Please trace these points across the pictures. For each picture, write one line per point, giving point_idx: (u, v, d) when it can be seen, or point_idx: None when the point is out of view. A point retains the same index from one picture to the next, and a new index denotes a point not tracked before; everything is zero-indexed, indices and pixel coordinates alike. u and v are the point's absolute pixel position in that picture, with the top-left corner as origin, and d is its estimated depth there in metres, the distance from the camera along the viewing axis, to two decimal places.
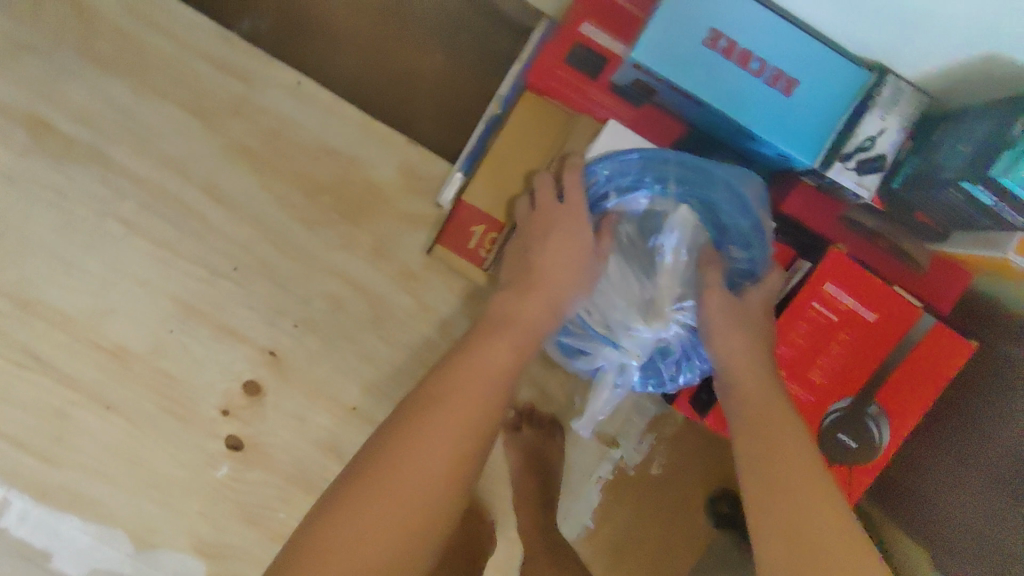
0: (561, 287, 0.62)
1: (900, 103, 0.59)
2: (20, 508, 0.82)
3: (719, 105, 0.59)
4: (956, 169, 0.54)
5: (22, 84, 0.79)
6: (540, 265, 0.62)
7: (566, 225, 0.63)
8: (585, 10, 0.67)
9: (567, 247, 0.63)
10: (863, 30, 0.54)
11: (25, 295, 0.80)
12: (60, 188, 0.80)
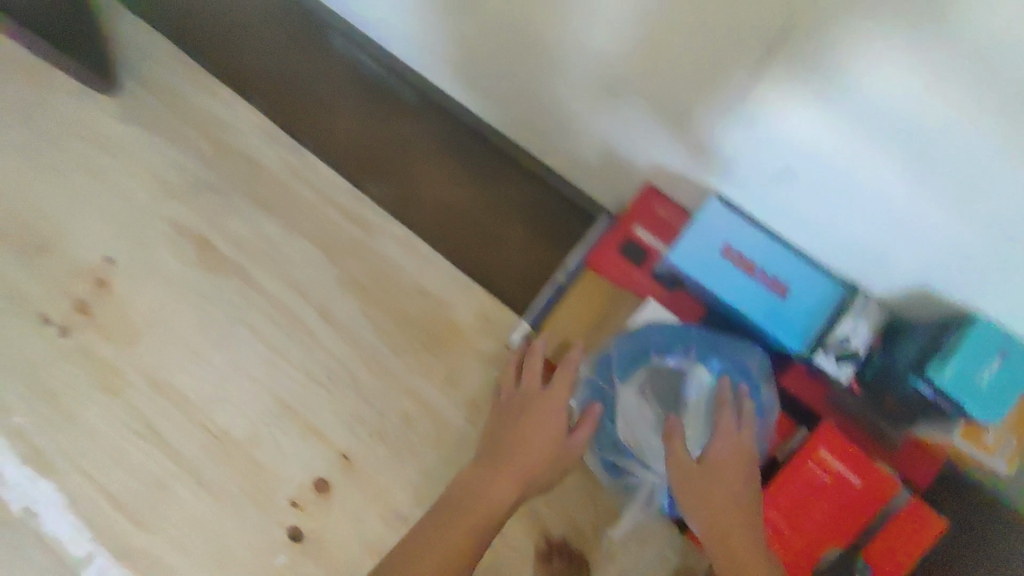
0: (530, 468, 0.76)
1: (869, 313, 0.74)
2: (101, 564, 0.94)
3: (728, 297, 0.73)
4: (909, 363, 0.70)
5: (202, 216, 1.04)
6: (511, 447, 0.76)
7: (543, 410, 0.78)
8: (636, 215, 0.84)
9: (541, 421, 0.77)
10: (844, 256, 0.73)
11: (162, 377, 0.99)
12: (208, 295, 1.01)
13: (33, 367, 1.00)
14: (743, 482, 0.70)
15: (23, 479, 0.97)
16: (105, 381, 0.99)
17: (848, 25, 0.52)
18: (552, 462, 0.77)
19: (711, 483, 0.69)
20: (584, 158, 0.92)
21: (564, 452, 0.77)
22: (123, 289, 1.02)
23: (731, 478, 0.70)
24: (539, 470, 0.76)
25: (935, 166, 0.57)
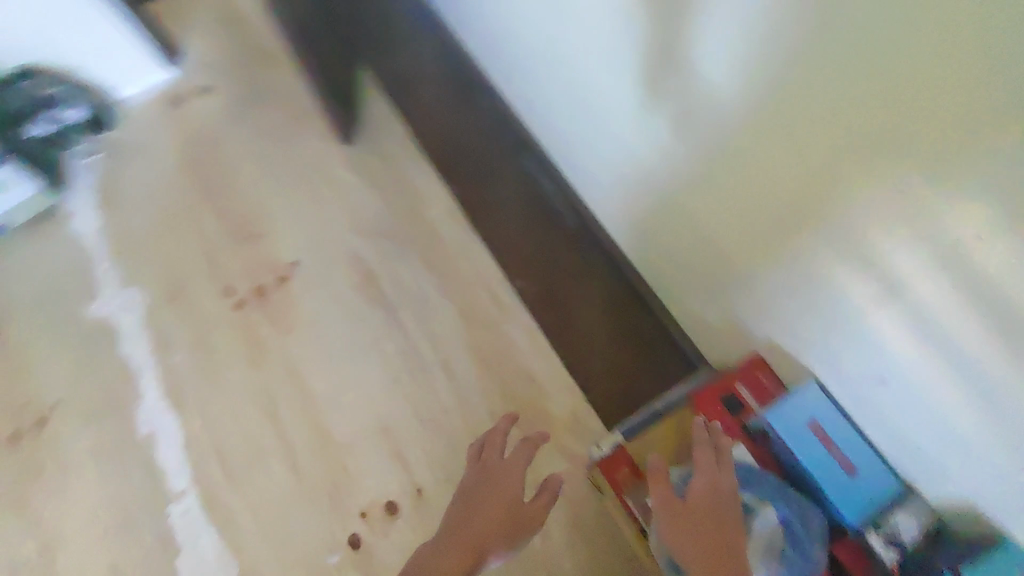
0: (486, 531, 0.69)
1: (919, 511, 0.76)
2: (188, 503, 1.10)
3: (811, 469, 0.79)
4: (946, 561, 0.71)
5: (378, 256, 1.27)
6: (465, 517, 0.71)
7: (503, 487, 0.74)
8: (743, 375, 0.88)
9: (502, 488, 0.74)
10: (910, 461, 0.77)
11: (299, 369, 1.18)
12: (360, 318, 1.21)
13: (212, 327, 1.24)
14: (716, 506, 0.68)
15: (158, 410, 1.19)
16: (257, 355, 1.21)
17: (897, 244, 0.60)
18: (507, 527, 0.71)
19: (689, 506, 0.68)
20: (703, 311, 0.99)
21: (519, 516, 0.73)
22: (296, 289, 1.25)
23: (709, 521, 0.66)
24: (493, 530, 0.70)
25: (997, 407, 0.60)
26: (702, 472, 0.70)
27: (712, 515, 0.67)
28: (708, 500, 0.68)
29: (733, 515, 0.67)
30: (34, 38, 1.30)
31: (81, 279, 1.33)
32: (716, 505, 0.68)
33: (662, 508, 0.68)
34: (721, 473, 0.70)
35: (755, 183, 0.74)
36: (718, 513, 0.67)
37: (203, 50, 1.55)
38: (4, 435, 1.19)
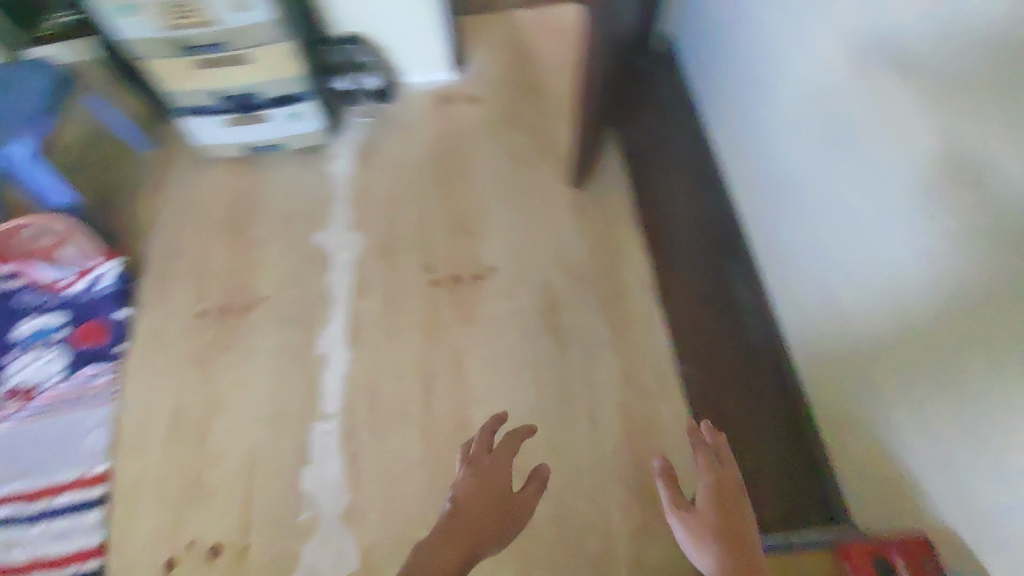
0: (481, 524, 0.68)
1: None
2: (330, 427, 1.24)
3: None
4: None
5: (566, 292, 1.37)
6: (457, 513, 0.69)
7: (488, 486, 0.72)
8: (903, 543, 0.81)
9: (495, 479, 0.73)
10: None
11: (463, 359, 1.30)
12: (530, 339, 1.31)
13: (405, 292, 1.39)
14: (725, 515, 0.67)
15: (336, 339, 1.34)
16: (432, 330, 1.34)
17: None
18: (499, 520, 0.70)
19: (703, 514, 0.67)
20: (863, 458, 0.98)
21: (508, 506, 0.71)
22: (486, 291, 1.38)
23: (722, 512, 0.67)
24: (484, 521, 0.68)
25: None
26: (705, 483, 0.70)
27: (728, 522, 0.67)
28: (719, 511, 0.68)
29: (744, 510, 0.68)
30: (366, 15, 1.55)
31: (319, 210, 1.54)
32: (730, 512, 0.68)
33: (686, 528, 0.67)
34: (722, 476, 0.71)
35: (927, 346, 0.79)
36: (733, 521, 0.67)
37: (482, 62, 1.76)
38: (217, 308, 1.42)
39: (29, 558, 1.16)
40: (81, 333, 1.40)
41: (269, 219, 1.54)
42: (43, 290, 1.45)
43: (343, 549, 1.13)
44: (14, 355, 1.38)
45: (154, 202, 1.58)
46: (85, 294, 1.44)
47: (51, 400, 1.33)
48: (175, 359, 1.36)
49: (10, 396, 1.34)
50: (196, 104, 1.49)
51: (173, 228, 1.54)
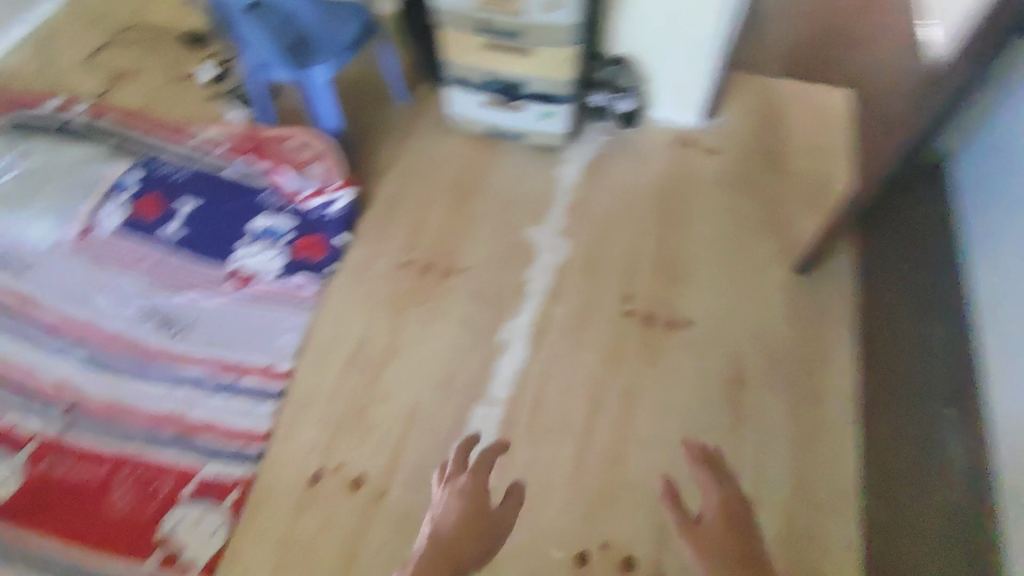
0: (462, 546, 0.69)
1: None
2: (493, 412, 1.28)
3: None
4: None
5: (761, 375, 1.31)
6: (438, 536, 0.69)
7: (468, 506, 0.72)
8: None
9: (472, 493, 0.73)
10: None
11: (636, 398, 1.28)
12: (710, 406, 1.27)
13: (597, 313, 1.40)
14: (733, 537, 0.69)
15: (521, 332, 1.38)
16: (613, 358, 1.33)
17: None
18: (482, 539, 0.70)
19: (708, 530, 0.69)
20: None
21: (490, 524, 0.71)
22: (676, 341, 1.35)
23: (729, 536, 0.69)
24: (465, 540, 0.69)
25: None
26: (709, 498, 0.73)
27: (735, 543, 0.68)
28: (726, 526, 0.70)
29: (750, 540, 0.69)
30: (648, 42, 1.54)
31: (537, 207, 1.57)
32: (735, 532, 0.69)
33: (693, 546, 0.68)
34: (725, 493, 0.73)
35: None
36: (738, 543, 0.68)
37: (735, 113, 1.70)
38: (421, 263, 1.48)
39: (208, 421, 1.29)
40: (303, 244, 1.52)
41: (490, 198, 1.59)
42: (284, 194, 1.59)
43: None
44: (245, 241, 1.53)
45: (394, 148, 1.68)
46: (316, 211, 1.57)
47: (263, 292, 1.46)
48: (371, 296, 1.44)
49: (232, 276, 1.48)
50: (461, 78, 1.54)
51: (402, 177, 1.63)
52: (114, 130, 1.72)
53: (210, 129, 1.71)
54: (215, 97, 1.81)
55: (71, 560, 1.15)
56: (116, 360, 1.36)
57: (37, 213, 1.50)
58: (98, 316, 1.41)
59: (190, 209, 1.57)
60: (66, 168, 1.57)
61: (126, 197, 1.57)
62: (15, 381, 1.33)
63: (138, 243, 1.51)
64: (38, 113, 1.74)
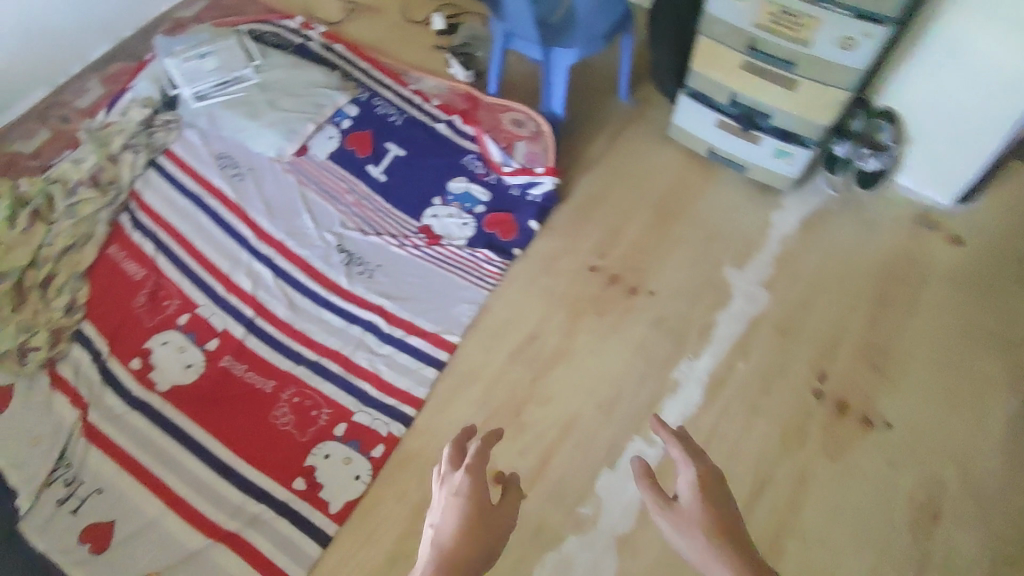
0: (467, 553, 0.62)
1: None
2: (652, 452, 1.22)
3: None
4: None
5: (960, 510, 1.15)
6: (441, 546, 0.63)
7: (468, 507, 0.65)
8: None
9: (468, 491, 0.65)
10: None
11: (808, 490, 1.17)
12: (891, 525, 1.14)
13: (785, 382, 1.28)
14: (718, 513, 0.62)
15: (697, 377, 1.29)
16: (792, 436, 1.22)
17: None
18: (486, 541, 0.63)
19: (687, 509, 0.63)
20: None
21: (494, 525, 0.65)
22: (868, 442, 1.22)
23: (715, 519, 0.62)
24: (468, 545, 0.62)
25: None
26: (688, 474, 0.64)
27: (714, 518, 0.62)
28: (707, 503, 0.63)
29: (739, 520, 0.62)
30: (926, 106, 1.37)
31: (743, 248, 1.45)
32: (716, 506, 0.63)
33: (687, 537, 0.61)
34: (701, 465, 0.65)
35: None
36: (722, 516, 0.62)
37: (990, 204, 1.50)
38: (610, 272, 1.42)
39: (371, 368, 1.31)
40: (495, 218, 1.48)
41: (694, 223, 1.49)
42: (488, 163, 1.55)
43: (603, 564, 1.12)
44: (441, 201, 1.51)
45: (607, 144, 1.61)
46: (515, 189, 1.52)
47: (447, 257, 1.44)
48: (551, 291, 1.40)
49: (421, 233, 1.47)
50: (705, 93, 1.45)
51: (608, 176, 1.56)
52: (344, 59, 1.75)
53: (431, 80, 1.72)
54: (442, 48, 1.80)
55: (228, 459, 1.22)
56: (301, 282, 1.40)
57: (267, 124, 1.56)
58: (293, 234, 1.45)
59: (396, 154, 1.57)
60: (300, 87, 1.61)
61: (343, 127, 1.61)
62: (214, 276, 1.41)
63: (344, 174, 1.54)
64: (281, 28, 1.80)
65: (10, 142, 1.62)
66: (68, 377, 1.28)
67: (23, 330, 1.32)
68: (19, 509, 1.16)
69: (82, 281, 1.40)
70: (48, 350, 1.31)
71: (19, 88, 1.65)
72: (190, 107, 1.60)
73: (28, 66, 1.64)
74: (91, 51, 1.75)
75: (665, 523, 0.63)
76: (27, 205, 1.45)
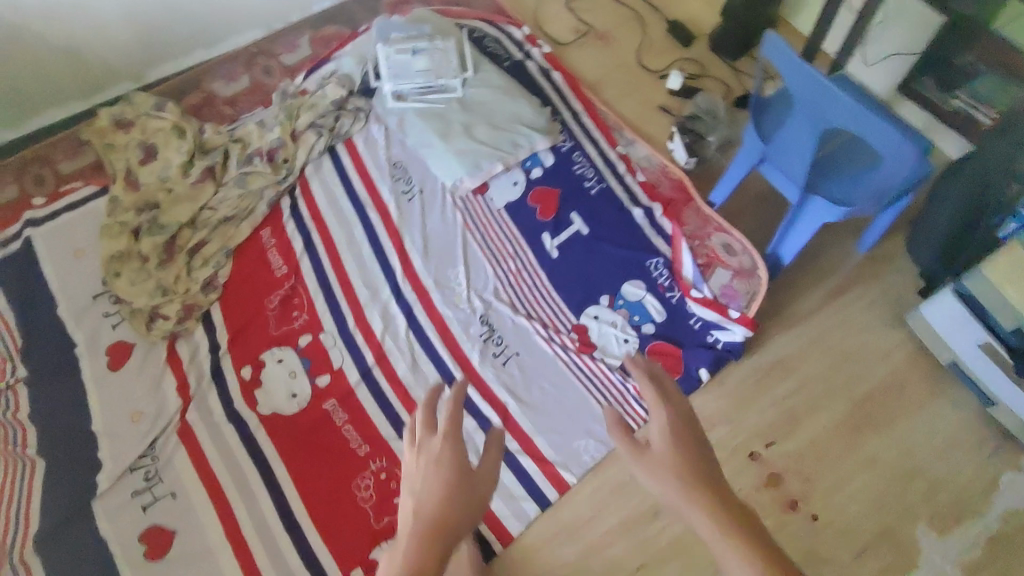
0: (447, 526, 0.54)
1: None
2: None
3: None
4: None
5: None
6: (421, 521, 0.55)
7: (445, 474, 0.57)
8: None
9: (447, 454, 0.58)
10: None
11: None
12: None
13: None
14: (692, 455, 0.59)
15: None
16: None
17: None
18: (467, 510, 0.56)
19: (660, 454, 0.59)
20: None
21: (474, 492, 0.57)
22: None
23: (691, 457, 0.59)
24: (454, 515, 0.55)
25: None
26: (659, 417, 0.61)
27: (700, 463, 0.58)
28: (685, 448, 0.59)
29: (710, 457, 0.60)
30: None
31: (951, 506, 1.14)
32: (689, 444, 0.60)
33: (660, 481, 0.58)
34: (675, 409, 0.62)
35: None
36: (699, 456, 0.59)
37: None
38: (772, 468, 1.18)
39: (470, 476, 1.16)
40: (661, 348, 1.26)
41: (896, 449, 1.19)
42: (676, 277, 1.31)
43: None
44: (609, 302, 1.31)
45: (822, 303, 1.32)
46: (697, 320, 1.28)
47: (593, 373, 1.25)
48: None
49: (574, 334, 1.28)
50: (984, 303, 1.11)
51: (811, 345, 1.28)
52: (558, 93, 1.56)
53: (643, 148, 1.50)
54: (670, 113, 1.58)
55: (299, 517, 1.13)
56: (433, 343, 1.26)
57: (454, 151, 1.39)
58: (441, 285, 1.31)
59: (578, 229, 1.37)
60: (503, 119, 1.43)
61: (532, 176, 1.43)
62: (349, 302, 1.29)
63: (515, 233, 1.37)
64: (504, 34, 1.63)
65: (212, 79, 1.57)
66: (184, 361, 1.23)
67: (161, 293, 1.27)
68: (96, 486, 1.12)
69: (228, 259, 1.32)
70: (175, 324, 1.25)
71: (236, 25, 1.62)
72: (387, 103, 1.47)
73: (252, 5, 1.61)
74: (313, 3, 1.68)
75: (640, 470, 0.59)
76: (207, 157, 1.40)
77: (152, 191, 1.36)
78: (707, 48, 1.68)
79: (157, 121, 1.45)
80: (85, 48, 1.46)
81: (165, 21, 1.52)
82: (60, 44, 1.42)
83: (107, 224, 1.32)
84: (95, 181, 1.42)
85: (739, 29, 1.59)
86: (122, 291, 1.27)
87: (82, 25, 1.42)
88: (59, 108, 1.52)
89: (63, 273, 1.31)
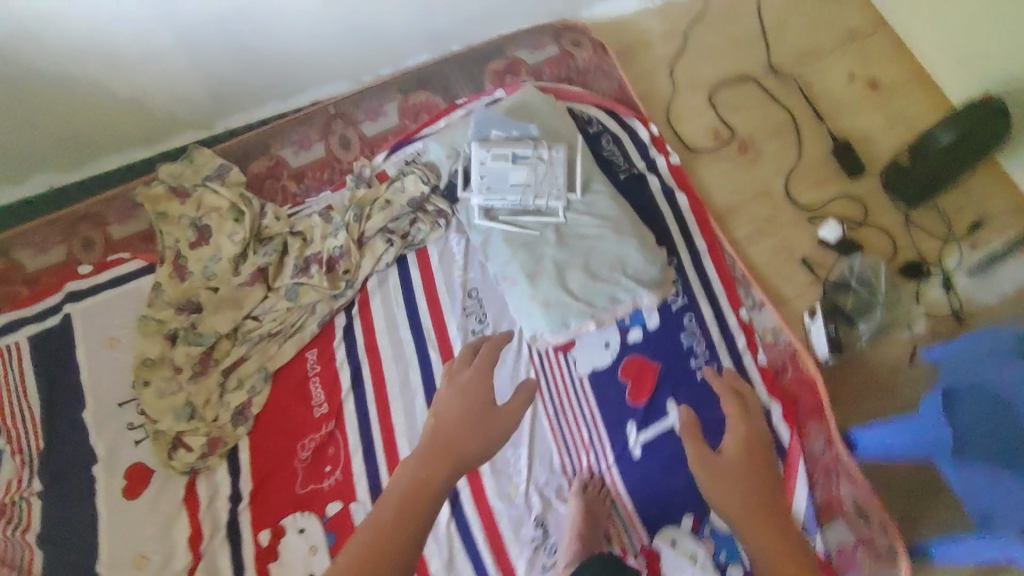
0: (467, 434, 0.69)
1: None
2: None
3: None
4: None
5: None
6: (442, 425, 0.70)
7: (468, 398, 0.73)
8: None
9: (475, 380, 0.75)
10: None
11: None
12: None
13: None
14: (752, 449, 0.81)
15: None
16: None
17: None
18: (483, 429, 0.70)
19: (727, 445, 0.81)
20: None
21: (495, 413, 0.72)
22: None
23: (750, 445, 0.82)
24: (470, 433, 0.69)
25: None
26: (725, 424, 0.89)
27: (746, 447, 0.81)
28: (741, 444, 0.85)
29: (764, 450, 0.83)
30: None
31: None
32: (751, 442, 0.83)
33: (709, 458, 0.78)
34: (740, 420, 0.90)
35: None
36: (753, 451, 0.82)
37: None
38: None
39: None
40: None
41: None
42: None
43: None
44: (691, 526, 1.06)
45: None
46: None
47: None
48: None
49: (643, 560, 1.06)
50: None
51: None
52: (679, 223, 1.28)
53: (772, 317, 1.20)
54: (812, 270, 1.27)
55: None
56: (476, 542, 1.08)
57: (539, 300, 1.15)
58: (497, 469, 1.12)
59: (673, 425, 1.11)
60: (603, 263, 1.17)
61: (627, 339, 1.18)
62: (389, 468, 1.12)
63: (594, 414, 1.15)
64: (626, 131, 1.35)
65: (284, 143, 1.39)
66: (201, 504, 1.10)
67: (188, 416, 1.13)
68: None
69: (265, 383, 1.17)
70: (198, 459, 1.11)
71: (320, 78, 1.41)
72: (472, 215, 1.24)
73: (339, 59, 1.38)
74: (409, 57, 1.44)
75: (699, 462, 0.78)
76: (260, 254, 1.22)
77: (196, 286, 1.21)
78: (877, 184, 1.33)
79: (213, 196, 1.27)
80: (151, 101, 1.31)
81: (240, 74, 1.32)
82: (126, 97, 1.28)
83: (144, 317, 1.18)
84: (142, 255, 1.29)
85: (922, 182, 1.24)
86: (149, 403, 1.13)
87: (150, 77, 1.25)
88: (118, 154, 1.40)
89: (94, 366, 1.19)
